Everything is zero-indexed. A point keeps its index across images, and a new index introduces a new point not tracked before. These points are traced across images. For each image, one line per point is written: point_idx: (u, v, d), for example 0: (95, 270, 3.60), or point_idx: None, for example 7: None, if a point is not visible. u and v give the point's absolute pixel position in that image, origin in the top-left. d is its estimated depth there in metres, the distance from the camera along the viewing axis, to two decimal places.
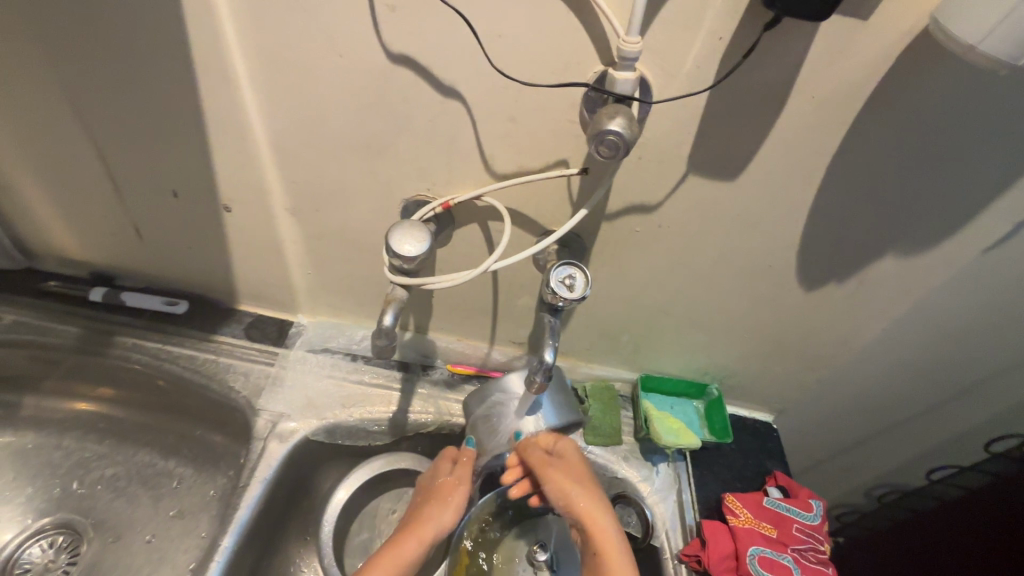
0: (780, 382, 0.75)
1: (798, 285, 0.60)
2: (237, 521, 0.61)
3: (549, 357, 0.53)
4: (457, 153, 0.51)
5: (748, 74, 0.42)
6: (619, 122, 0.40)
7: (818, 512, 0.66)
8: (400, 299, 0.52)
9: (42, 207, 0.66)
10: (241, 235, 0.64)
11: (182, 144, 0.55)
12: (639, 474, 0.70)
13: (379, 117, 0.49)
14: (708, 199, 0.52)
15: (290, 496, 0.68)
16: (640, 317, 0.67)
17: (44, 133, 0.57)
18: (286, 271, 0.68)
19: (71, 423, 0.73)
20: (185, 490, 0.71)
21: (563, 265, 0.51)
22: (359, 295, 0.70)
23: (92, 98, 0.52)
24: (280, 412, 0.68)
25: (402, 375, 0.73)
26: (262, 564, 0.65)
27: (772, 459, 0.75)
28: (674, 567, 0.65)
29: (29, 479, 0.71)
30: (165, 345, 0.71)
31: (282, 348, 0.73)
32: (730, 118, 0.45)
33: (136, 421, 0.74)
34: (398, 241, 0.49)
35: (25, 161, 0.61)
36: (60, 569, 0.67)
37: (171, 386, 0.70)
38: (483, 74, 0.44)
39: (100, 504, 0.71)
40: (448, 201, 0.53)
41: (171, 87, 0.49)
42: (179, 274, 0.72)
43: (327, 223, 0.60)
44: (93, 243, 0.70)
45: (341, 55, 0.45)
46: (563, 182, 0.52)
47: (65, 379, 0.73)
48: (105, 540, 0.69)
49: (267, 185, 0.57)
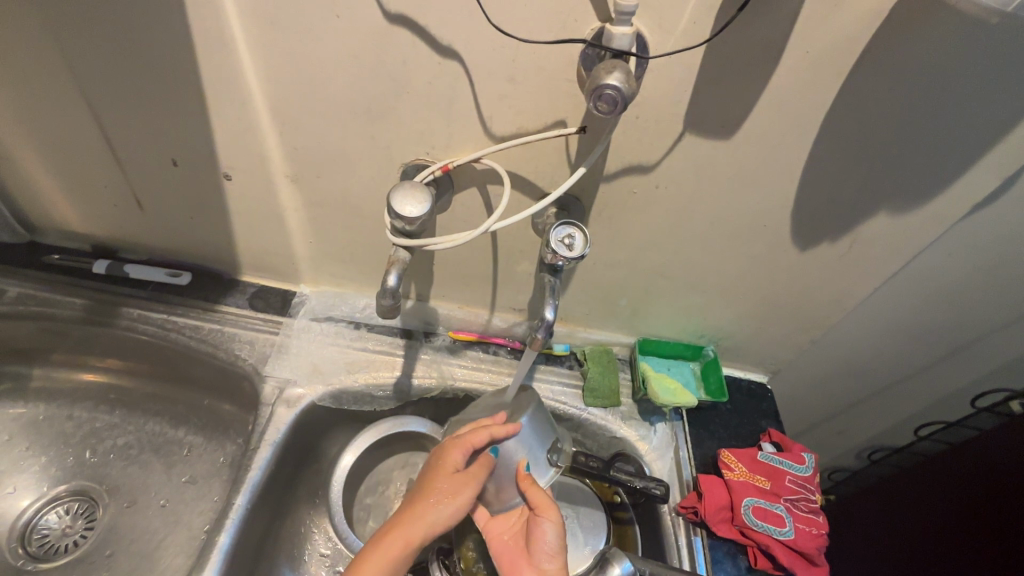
0: (775, 344, 0.76)
1: (793, 244, 0.61)
2: (250, 481, 0.63)
3: (550, 316, 0.54)
4: (456, 115, 0.51)
5: (743, 29, 0.42)
6: (617, 76, 0.40)
7: (810, 464, 0.68)
8: (402, 261, 0.53)
9: (42, 178, 0.66)
10: (243, 203, 0.64)
11: (180, 110, 0.55)
12: (637, 433, 0.72)
13: (377, 78, 0.49)
14: (705, 158, 0.52)
15: (299, 459, 0.70)
16: (637, 280, 0.68)
17: (41, 102, 0.57)
18: (288, 240, 0.69)
19: (82, 394, 0.75)
20: (196, 458, 0.73)
21: (561, 226, 0.52)
22: (361, 263, 0.71)
23: (88, 64, 0.52)
24: (287, 378, 0.70)
25: (405, 342, 0.75)
26: (274, 525, 0.67)
27: (767, 419, 0.77)
28: (673, 520, 0.67)
29: (43, 448, 0.73)
30: (170, 315, 0.71)
31: (286, 317, 0.74)
32: (727, 74, 0.45)
33: (145, 390, 0.75)
34: (399, 202, 0.49)
35: (22, 131, 0.60)
36: (77, 534, 0.69)
37: (177, 355, 0.71)
38: (480, 32, 0.44)
39: (113, 472, 0.73)
40: (447, 164, 0.54)
41: (168, 51, 0.49)
42: (181, 245, 0.72)
43: (327, 190, 0.61)
44: (95, 215, 0.70)
45: (338, 16, 0.45)
46: (561, 143, 0.52)
47: (74, 351, 0.74)
48: (120, 505, 0.71)
49: (267, 152, 0.58)
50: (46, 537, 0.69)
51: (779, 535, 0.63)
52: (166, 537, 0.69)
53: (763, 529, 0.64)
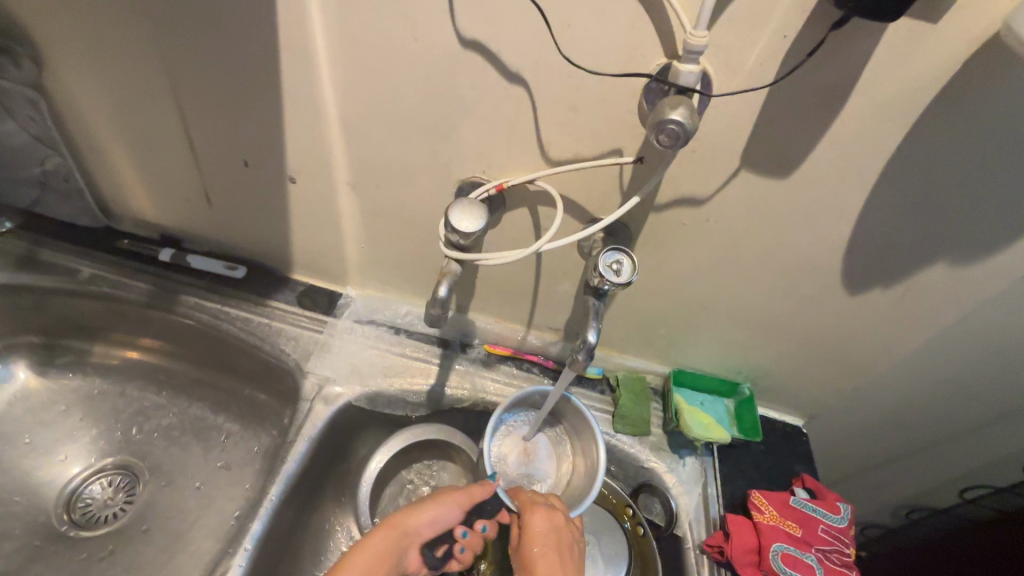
0: (814, 388, 0.75)
1: (842, 288, 0.60)
2: (284, 473, 0.65)
3: (593, 338, 0.54)
4: (516, 139, 0.53)
5: (808, 75, 0.43)
6: (681, 112, 0.41)
7: (846, 515, 0.65)
8: (453, 273, 0.55)
9: (124, 168, 0.70)
10: (303, 205, 0.67)
11: (259, 117, 0.58)
12: (666, 465, 0.72)
13: (446, 100, 0.52)
14: (758, 194, 0.53)
15: (330, 457, 0.72)
16: (677, 310, 0.68)
17: (135, 100, 0.61)
18: (342, 243, 0.71)
19: (135, 373, 0.79)
20: (234, 444, 0.76)
21: (611, 251, 0.53)
22: (408, 272, 0.73)
23: (182, 68, 0.56)
24: (327, 376, 0.72)
25: (442, 350, 0.76)
26: (301, 520, 0.69)
27: (800, 463, 0.75)
28: (696, 557, 0.66)
29: (95, 421, 0.77)
30: (223, 306, 0.75)
31: (331, 317, 0.77)
32: (790, 115, 0.46)
33: (192, 375, 0.78)
34: (456, 217, 0.51)
35: (113, 125, 0.65)
36: (117, 506, 0.72)
37: (226, 345, 0.75)
38: (550, 62, 0.46)
39: (155, 450, 0.76)
40: (503, 183, 0.55)
41: (256, 62, 0.53)
42: (242, 240, 0.76)
43: (385, 198, 0.63)
44: (167, 208, 0.74)
45: (417, 39, 0.48)
46: (617, 171, 0.53)
47: (131, 331, 0.78)
48: (159, 483, 0.74)
49: (333, 160, 0.61)
50: (88, 506, 0.72)
51: None
52: (198, 517, 0.71)
53: None
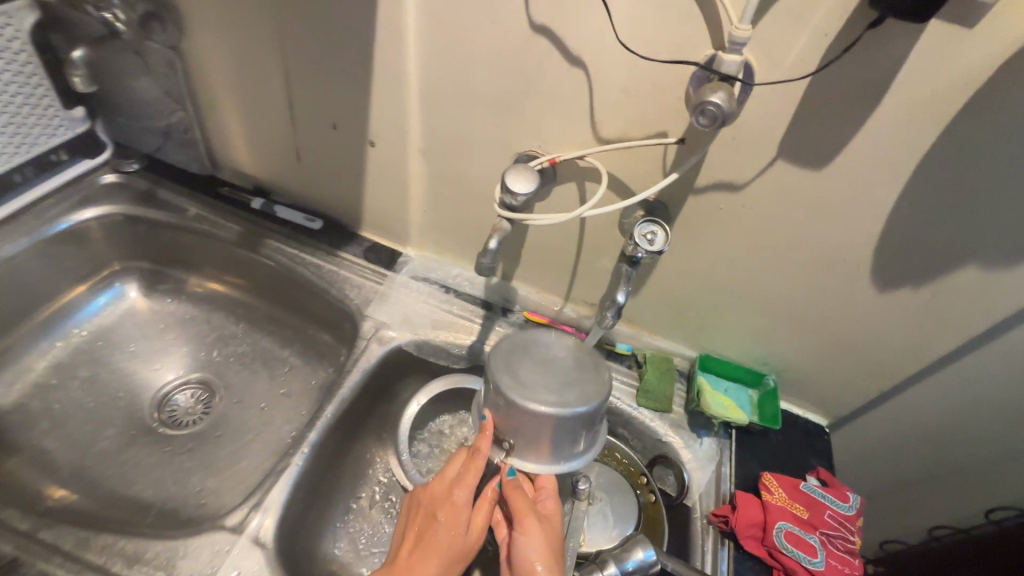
0: (839, 388, 0.76)
1: (871, 283, 0.62)
2: (340, 396, 0.74)
3: (622, 299, 0.60)
4: (572, 116, 0.59)
5: (845, 70, 0.47)
6: (720, 96, 0.47)
7: (855, 505, 0.68)
8: (503, 230, 0.62)
9: (232, 124, 0.82)
10: (378, 167, 0.76)
11: (351, 84, 0.67)
12: (684, 441, 0.76)
13: (514, 78, 0.58)
14: (793, 184, 0.56)
15: (377, 395, 0.80)
16: (709, 294, 0.72)
17: (251, 64, 0.72)
18: (407, 205, 0.80)
19: (221, 304, 0.91)
20: (296, 374, 0.86)
21: (646, 222, 0.58)
22: (463, 236, 0.80)
23: (294, 39, 0.66)
24: (382, 321, 0.81)
25: (485, 312, 0.84)
26: (347, 445, 0.77)
27: (817, 457, 0.77)
28: (702, 526, 0.69)
29: (185, 342, 0.89)
30: (300, 252, 0.85)
31: (391, 272, 0.85)
32: (827, 108, 0.50)
33: (267, 311, 0.89)
34: (511, 179, 0.58)
35: (230, 85, 0.76)
36: (197, 415, 0.83)
37: (298, 287, 0.85)
38: (609, 48, 0.52)
39: (230, 372, 0.87)
40: (555, 157, 0.61)
41: (356, 35, 0.62)
42: (322, 196, 0.86)
43: (450, 166, 0.71)
44: (262, 163, 0.86)
45: (494, 21, 0.55)
46: (661, 151, 0.58)
47: (220, 267, 0.89)
48: (231, 400, 0.85)
49: (409, 127, 0.69)
50: (174, 411, 0.83)
51: (809, 564, 0.63)
52: (261, 432, 0.81)
53: (794, 554, 0.64)
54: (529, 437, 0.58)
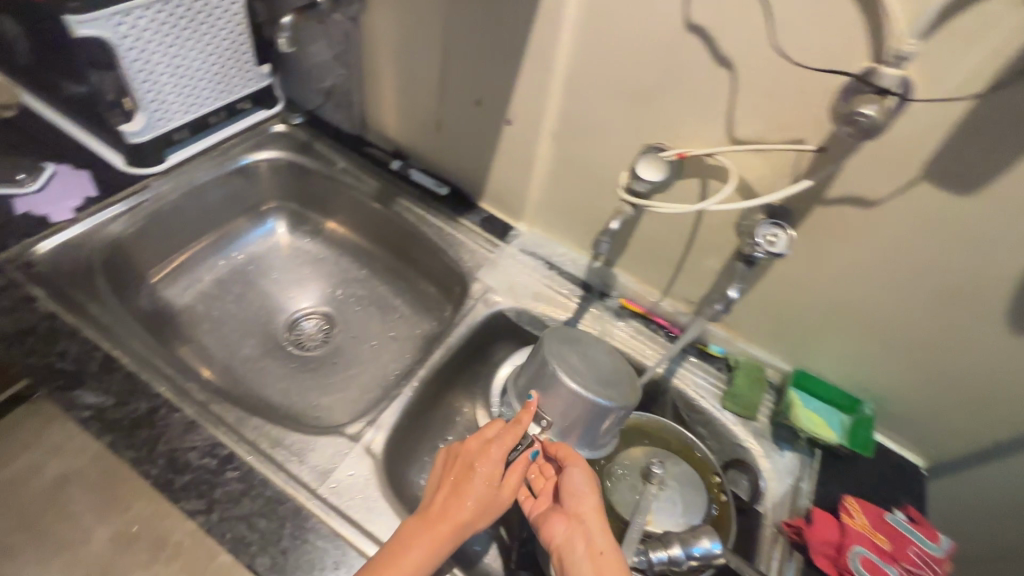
0: (946, 430, 0.72)
1: (1006, 322, 0.59)
2: (445, 345, 0.82)
3: (733, 295, 0.65)
4: (710, 114, 0.61)
5: (1017, 93, 0.46)
6: (872, 108, 0.49)
7: (944, 548, 0.66)
8: (624, 213, 0.69)
9: (386, 92, 0.92)
10: (509, 144, 0.83)
11: (501, 65, 0.74)
12: (765, 451, 0.76)
13: (658, 72, 0.62)
14: (934, 206, 0.55)
15: (474, 352, 0.88)
16: (818, 308, 0.71)
17: (415, 40, 0.81)
18: (529, 182, 0.86)
19: (351, 249, 1.03)
20: (406, 321, 0.96)
21: (770, 224, 0.59)
22: (575, 219, 0.85)
23: (459, 20, 0.74)
24: (488, 285, 0.88)
25: (583, 293, 0.88)
26: (443, 391, 0.85)
27: (907, 496, 0.74)
28: (771, 534, 0.70)
29: (317, 277, 1.01)
30: (425, 213, 0.94)
31: (502, 243, 0.92)
32: (987, 131, 0.49)
33: (389, 262, 1.00)
34: (642, 164, 0.63)
35: (392, 57, 0.86)
36: (319, 340, 0.94)
37: (420, 243, 0.94)
38: (761, 51, 0.54)
39: (350, 310, 0.98)
40: (685, 151, 0.63)
41: (516, 20, 0.68)
42: (451, 165, 0.94)
43: (578, 149, 0.76)
44: (405, 129, 0.95)
45: (650, 17, 0.58)
46: (796, 157, 0.59)
47: (354, 218, 1.00)
48: (348, 333, 0.96)
49: (547, 109, 0.74)
50: (301, 334, 0.95)
51: None
52: (370, 366, 0.92)
53: None
54: (566, 415, 0.66)
